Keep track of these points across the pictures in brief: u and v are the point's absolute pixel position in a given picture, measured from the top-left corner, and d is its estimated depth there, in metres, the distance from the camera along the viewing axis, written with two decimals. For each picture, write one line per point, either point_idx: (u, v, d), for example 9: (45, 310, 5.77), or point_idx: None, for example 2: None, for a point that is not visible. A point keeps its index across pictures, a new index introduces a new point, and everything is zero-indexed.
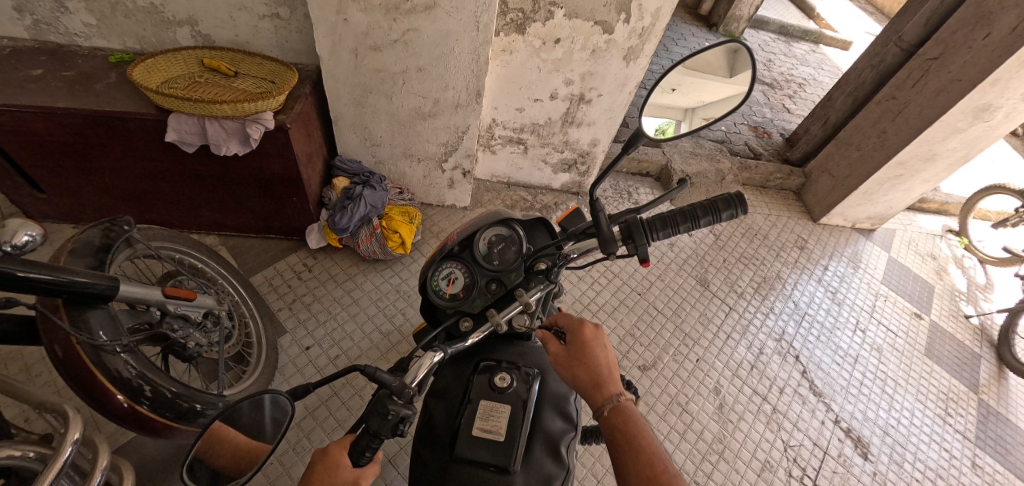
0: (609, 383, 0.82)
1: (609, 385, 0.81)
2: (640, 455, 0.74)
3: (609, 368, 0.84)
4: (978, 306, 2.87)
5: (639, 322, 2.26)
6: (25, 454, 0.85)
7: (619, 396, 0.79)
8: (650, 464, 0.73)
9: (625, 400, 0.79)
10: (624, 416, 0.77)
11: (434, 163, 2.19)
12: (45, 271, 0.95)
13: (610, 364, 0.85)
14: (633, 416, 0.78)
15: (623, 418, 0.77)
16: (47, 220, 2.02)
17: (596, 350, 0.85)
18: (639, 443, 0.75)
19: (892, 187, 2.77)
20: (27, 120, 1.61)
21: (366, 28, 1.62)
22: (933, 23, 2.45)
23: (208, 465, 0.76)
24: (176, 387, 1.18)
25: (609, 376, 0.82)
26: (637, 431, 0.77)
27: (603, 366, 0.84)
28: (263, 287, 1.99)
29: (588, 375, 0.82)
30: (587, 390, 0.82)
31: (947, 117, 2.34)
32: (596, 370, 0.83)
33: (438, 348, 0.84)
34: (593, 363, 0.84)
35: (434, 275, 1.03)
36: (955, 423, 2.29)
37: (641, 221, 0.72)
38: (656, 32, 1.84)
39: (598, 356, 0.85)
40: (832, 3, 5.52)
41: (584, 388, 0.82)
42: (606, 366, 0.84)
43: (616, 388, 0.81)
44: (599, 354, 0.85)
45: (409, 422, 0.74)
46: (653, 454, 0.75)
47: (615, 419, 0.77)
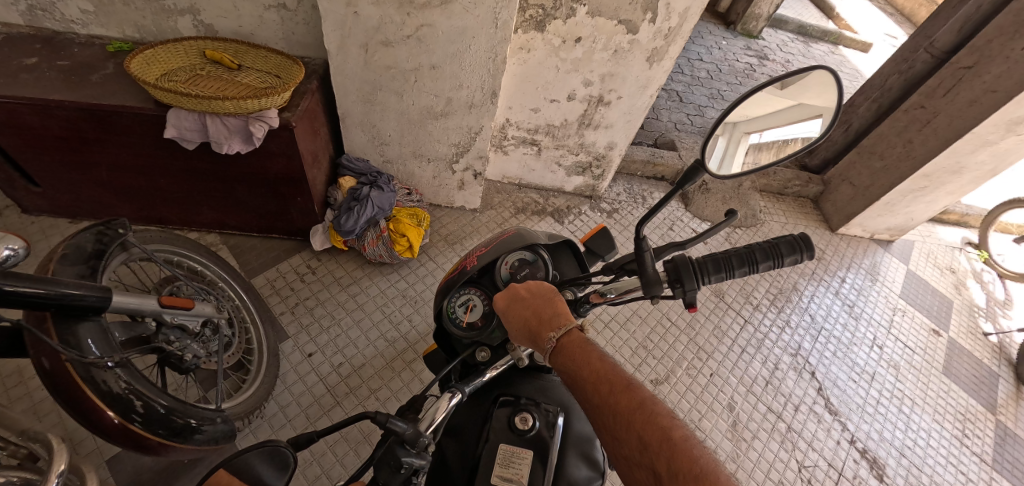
0: (542, 326, 0.80)
1: (544, 328, 0.79)
2: (588, 382, 0.73)
3: (541, 309, 0.82)
4: (997, 323, 2.79)
5: (652, 334, 2.20)
6: (7, 480, 0.77)
7: (552, 336, 0.77)
8: (601, 387, 0.72)
9: (562, 335, 0.77)
10: (565, 352, 0.76)
11: (445, 163, 2.11)
12: (34, 284, 0.87)
13: (540, 306, 0.82)
14: (577, 344, 0.77)
15: (566, 353, 0.76)
16: (42, 214, 1.95)
17: (522, 302, 0.84)
18: (587, 368, 0.74)
19: (916, 199, 2.67)
20: (19, 112, 1.52)
21: (377, 23, 1.53)
22: (967, 30, 2.35)
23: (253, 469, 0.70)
24: (167, 401, 1.08)
25: (541, 320, 0.81)
26: (583, 357, 0.75)
27: (535, 313, 0.82)
28: (265, 289, 1.92)
29: (523, 330, 0.82)
30: (531, 342, 0.81)
31: (980, 129, 2.23)
32: (527, 319, 0.82)
33: (456, 389, 0.80)
34: (523, 316, 0.83)
35: (452, 301, 1.00)
36: (973, 445, 2.22)
37: (691, 261, 0.68)
38: (682, 34, 1.75)
39: (524, 306, 0.83)
40: (852, 3, 5.35)
41: (527, 342, 0.82)
42: (537, 311, 0.82)
43: (551, 327, 0.79)
44: (527, 306, 0.84)
45: (423, 471, 0.68)
46: (604, 374, 0.73)
47: (559, 359, 0.77)
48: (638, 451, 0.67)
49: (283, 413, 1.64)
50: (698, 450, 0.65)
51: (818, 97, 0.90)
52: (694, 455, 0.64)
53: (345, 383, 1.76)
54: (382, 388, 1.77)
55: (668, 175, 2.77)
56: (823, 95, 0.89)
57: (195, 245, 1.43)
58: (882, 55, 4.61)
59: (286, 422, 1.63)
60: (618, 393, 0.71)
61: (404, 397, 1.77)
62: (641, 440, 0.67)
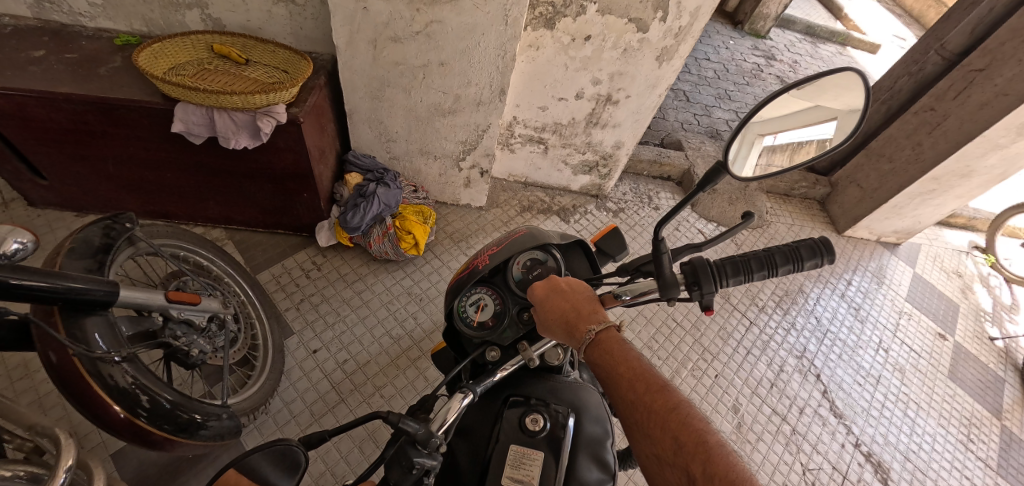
0: (580, 321, 0.78)
1: (582, 322, 0.77)
2: (624, 380, 0.72)
3: (580, 303, 0.80)
4: (1004, 329, 2.77)
5: (657, 335, 2.19)
6: (14, 475, 0.76)
7: (592, 330, 0.75)
8: (637, 386, 0.72)
9: (601, 331, 0.75)
10: (603, 348, 0.74)
11: (451, 161, 2.10)
12: (41, 278, 0.86)
13: (579, 300, 0.81)
14: (615, 341, 0.75)
15: (603, 349, 0.74)
16: (48, 207, 1.95)
17: (560, 294, 0.82)
18: (622, 366, 0.73)
19: (924, 202, 2.65)
20: (27, 105, 1.52)
21: (387, 18, 1.52)
22: (980, 31, 2.33)
23: (261, 462, 0.70)
24: (173, 396, 1.08)
25: (580, 313, 0.79)
26: (620, 355, 0.74)
27: (573, 306, 0.80)
28: (270, 284, 1.92)
29: (558, 321, 0.80)
30: (565, 336, 0.79)
31: (990, 132, 2.22)
32: (564, 312, 0.80)
33: (467, 389, 0.79)
34: (560, 307, 0.81)
35: (463, 301, 1.01)
36: (978, 450, 2.20)
37: (709, 264, 0.68)
38: (693, 33, 1.74)
39: (563, 298, 0.81)
40: (860, 4, 5.31)
41: (561, 336, 0.80)
42: (576, 304, 0.80)
43: (590, 321, 0.77)
44: (565, 299, 0.81)
45: (433, 472, 0.67)
46: (639, 373, 0.73)
47: (595, 354, 0.75)
48: (673, 451, 0.67)
49: (287, 410, 1.64)
50: (733, 456, 0.65)
51: (835, 100, 0.87)
52: (730, 461, 0.64)
53: (349, 379, 1.75)
54: (387, 385, 1.77)
55: (674, 175, 2.76)
56: (841, 98, 0.87)
57: (202, 240, 1.43)
58: (890, 57, 4.57)
59: (290, 418, 1.63)
60: (653, 392, 0.72)
61: (409, 395, 1.76)
62: (677, 441, 0.67)
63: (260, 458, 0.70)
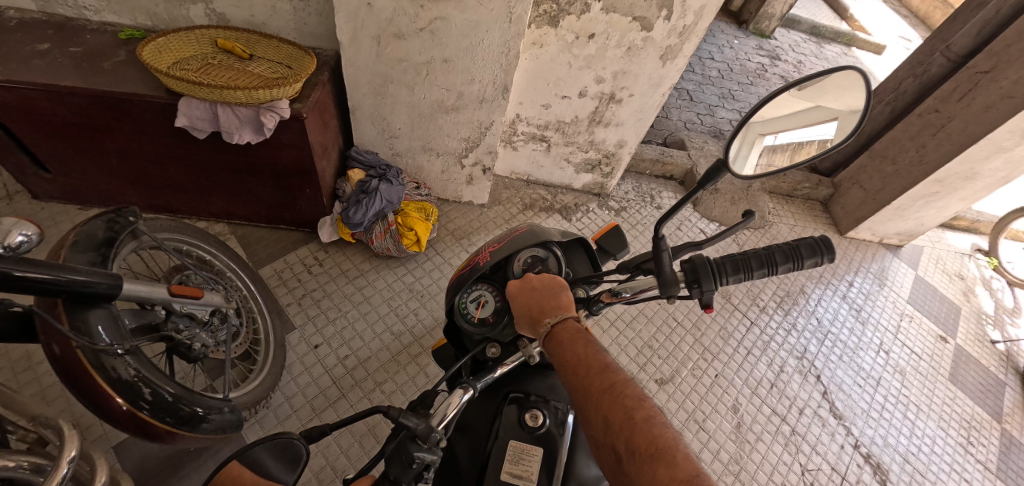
0: (543, 315, 0.82)
1: (543, 315, 0.82)
2: (569, 365, 0.74)
3: (546, 299, 0.84)
4: (1005, 331, 2.76)
5: (658, 334, 2.20)
6: (19, 465, 0.74)
7: (549, 323, 0.79)
8: (578, 370, 0.73)
9: (558, 323, 0.79)
10: (556, 338, 0.78)
11: (453, 158, 2.10)
12: (47, 271, 0.87)
13: (546, 297, 0.85)
14: (570, 332, 0.78)
15: (556, 339, 0.78)
16: (52, 201, 1.96)
17: (531, 290, 0.87)
18: (571, 353, 0.75)
19: (926, 204, 2.64)
20: (31, 98, 1.53)
21: (391, 15, 1.52)
22: (985, 34, 2.32)
23: (268, 462, 0.72)
24: (176, 389, 1.08)
25: (544, 307, 0.83)
26: (570, 344, 0.76)
27: (540, 300, 0.85)
28: (272, 280, 1.93)
29: (526, 316, 0.85)
30: (530, 330, 0.84)
31: (995, 135, 2.21)
32: (531, 308, 0.85)
33: (467, 385, 0.80)
34: (530, 301, 0.85)
35: (464, 297, 1.02)
36: (977, 452, 2.20)
37: (710, 262, 0.69)
38: (697, 32, 1.73)
39: (532, 294, 0.86)
40: (866, 4, 5.28)
41: (528, 329, 0.85)
42: (543, 299, 0.85)
43: (550, 315, 0.81)
44: (535, 294, 0.86)
45: (433, 467, 0.68)
46: (584, 359, 0.73)
47: (549, 344, 0.78)
48: (604, 430, 0.67)
49: (288, 404, 1.65)
50: (658, 431, 0.64)
51: (836, 100, 0.87)
52: (654, 436, 0.64)
53: (350, 375, 1.76)
54: (387, 381, 1.78)
55: (677, 174, 2.76)
56: (842, 98, 0.86)
57: (205, 234, 1.44)
58: (896, 58, 4.55)
59: (291, 413, 1.64)
60: (592, 374, 0.72)
61: (410, 391, 1.77)
62: (606, 420, 0.67)
63: (267, 458, 0.72)
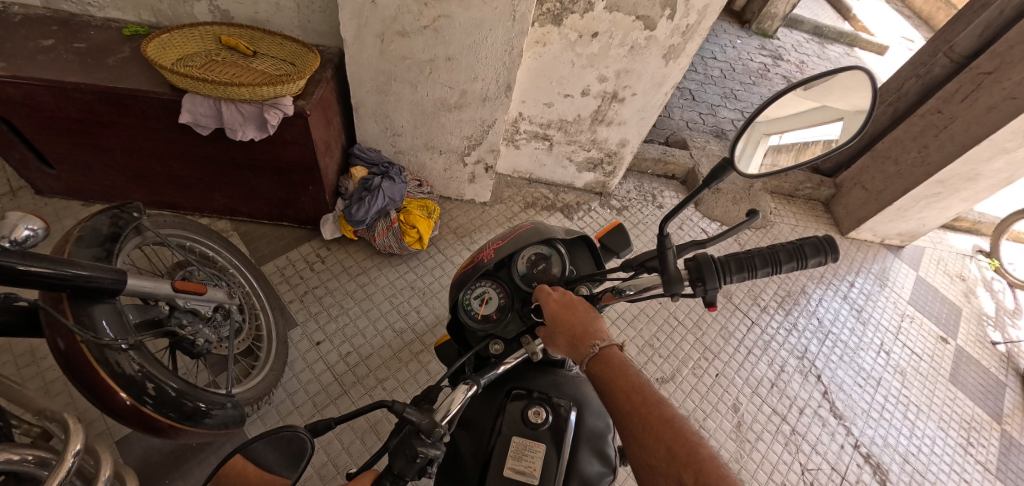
0: (586, 337, 0.79)
1: (586, 338, 0.79)
2: (622, 392, 0.71)
3: (588, 321, 0.82)
4: (1005, 333, 2.76)
5: (659, 333, 2.20)
6: (24, 458, 0.74)
7: (595, 346, 0.76)
8: (634, 398, 0.70)
9: (603, 348, 0.76)
10: (603, 363, 0.75)
11: (455, 156, 2.11)
12: (50, 265, 0.87)
13: (588, 319, 0.82)
14: (616, 359, 0.75)
15: (603, 365, 0.75)
16: (56, 196, 1.97)
17: (572, 310, 0.84)
18: (623, 382, 0.72)
19: (928, 205, 2.64)
20: (36, 94, 1.53)
21: (395, 13, 1.53)
22: (989, 35, 2.31)
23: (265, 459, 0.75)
24: (178, 384, 1.09)
25: (586, 329, 0.80)
26: (621, 370, 0.74)
27: (581, 321, 0.82)
28: (275, 276, 1.93)
29: (566, 336, 0.81)
30: (570, 350, 0.80)
31: (998, 136, 2.20)
32: (572, 328, 0.81)
33: (471, 382, 0.80)
34: (570, 321, 0.83)
35: (468, 294, 1.03)
36: (976, 453, 2.20)
37: (714, 261, 0.69)
38: (700, 31, 1.73)
39: (574, 314, 0.83)
40: (869, 4, 5.27)
41: (567, 350, 0.81)
42: (584, 320, 0.82)
43: (594, 337, 0.78)
44: (576, 313, 0.83)
45: (436, 462, 0.68)
46: (639, 389, 0.71)
47: (595, 368, 0.75)
48: (665, 462, 0.64)
49: (290, 400, 1.66)
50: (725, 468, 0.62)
51: (842, 99, 0.87)
52: (723, 473, 0.61)
53: (352, 372, 1.77)
54: (388, 378, 1.78)
55: (678, 174, 2.76)
56: (847, 98, 0.87)
57: (209, 231, 1.44)
58: (898, 59, 4.55)
59: (293, 409, 1.64)
60: (648, 404, 0.70)
61: (411, 388, 1.78)
62: (669, 452, 0.65)
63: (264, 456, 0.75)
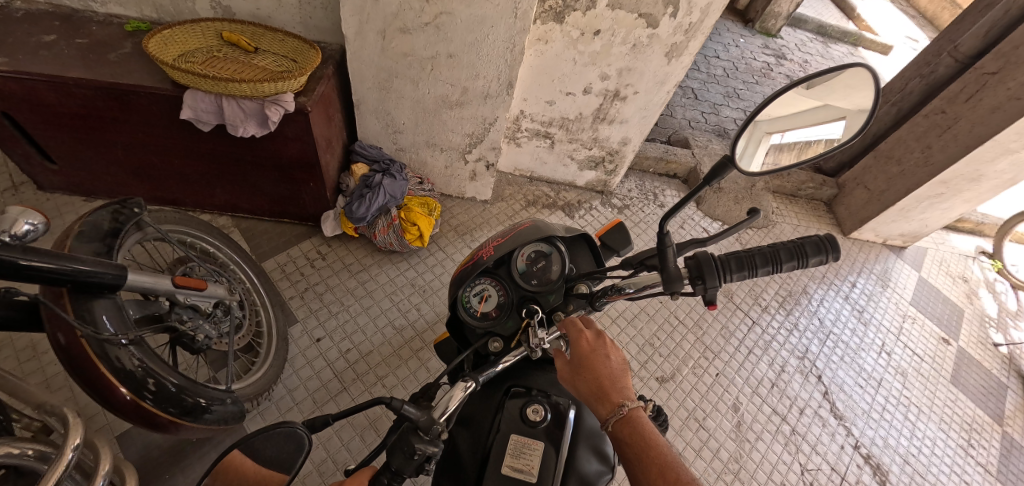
0: (612, 391, 0.76)
1: (612, 394, 0.75)
2: (651, 464, 0.69)
3: (616, 374, 0.78)
4: (1007, 335, 2.75)
5: (659, 332, 2.20)
6: (24, 453, 0.74)
7: (624, 405, 0.73)
8: (665, 473, 0.68)
9: (631, 408, 0.73)
10: (631, 427, 0.72)
11: (457, 153, 2.10)
12: (50, 260, 0.87)
13: (617, 371, 0.78)
14: (642, 423, 0.73)
15: (631, 429, 0.72)
16: (57, 192, 1.97)
17: (601, 356, 0.80)
18: (651, 451, 0.70)
19: (931, 205, 2.63)
20: (38, 89, 1.53)
21: (396, 9, 1.52)
22: (994, 34, 2.30)
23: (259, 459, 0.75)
24: (179, 380, 1.09)
25: (613, 383, 0.77)
26: (649, 440, 0.71)
27: (607, 373, 0.78)
28: (275, 273, 1.93)
29: (592, 384, 0.77)
30: (592, 400, 0.76)
31: (1002, 136, 2.19)
32: (599, 378, 0.77)
33: (469, 379, 0.80)
34: (596, 370, 0.78)
35: (467, 291, 1.03)
36: (977, 455, 2.20)
37: (714, 260, 0.69)
38: (703, 29, 1.73)
39: (605, 362, 0.79)
40: (874, 4, 5.24)
41: (588, 398, 0.77)
42: (611, 372, 0.78)
43: (621, 395, 0.75)
44: (602, 363, 0.79)
45: (434, 459, 0.68)
46: (668, 463, 0.70)
47: (623, 433, 0.72)
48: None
49: (290, 397, 1.66)
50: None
51: (846, 99, 0.86)
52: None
53: (352, 369, 1.77)
54: (388, 375, 1.78)
55: (680, 172, 2.75)
56: (851, 96, 0.86)
57: (209, 227, 1.44)
58: (902, 59, 4.53)
59: (293, 405, 1.65)
60: (679, 484, 0.67)
61: (411, 385, 1.78)
62: None
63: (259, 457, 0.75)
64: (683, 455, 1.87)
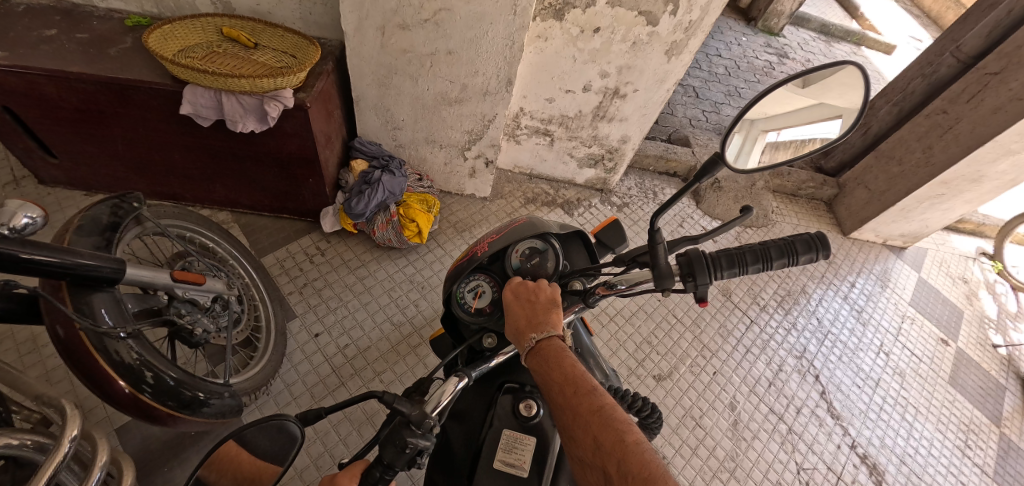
0: (530, 327, 0.83)
1: (529, 330, 0.82)
2: (556, 383, 0.75)
3: (533, 313, 0.85)
4: (1007, 336, 2.74)
5: (657, 330, 2.20)
6: (23, 443, 0.75)
7: (534, 339, 0.80)
8: (566, 389, 0.74)
9: (543, 339, 0.80)
10: (541, 355, 0.79)
11: (456, 150, 2.10)
12: (50, 253, 0.88)
13: (536, 310, 0.85)
14: (555, 349, 0.79)
15: (541, 357, 0.79)
16: (58, 186, 1.98)
17: (524, 302, 0.87)
18: (557, 371, 0.76)
19: (932, 205, 2.62)
20: (40, 84, 1.54)
21: (396, 6, 1.52)
22: (997, 34, 2.29)
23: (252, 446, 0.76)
24: (178, 374, 1.10)
25: (531, 322, 0.83)
26: (557, 363, 0.77)
27: (528, 315, 0.85)
28: (275, 268, 1.94)
29: (514, 325, 0.85)
30: (514, 339, 0.84)
31: (1003, 137, 2.18)
32: (520, 319, 0.85)
33: (463, 373, 0.80)
34: (517, 313, 0.86)
35: (462, 287, 1.02)
36: (974, 456, 2.20)
37: (705, 256, 0.70)
38: (703, 28, 1.72)
39: (524, 306, 0.86)
40: (878, 3, 5.21)
41: (512, 339, 0.85)
42: (530, 312, 0.85)
43: (536, 330, 0.81)
44: (524, 306, 0.87)
45: (426, 453, 0.68)
46: (572, 378, 0.75)
47: (535, 362, 0.79)
48: (592, 452, 0.68)
49: (289, 391, 1.67)
50: (647, 455, 0.66)
51: (841, 98, 0.86)
52: (645, 460, 0.65)
53: (350, 364, 1.78)
54: (386, 371, 1.79)
55: (680, 171, 2.74)
56: (846, 95, 0.85)
57: (209, 222, 1.45)
58: (906, 58, 4.50)
59: (292, 400, 1.66)
60: (580, 395, 0.73)
61: (409, 381, 1.78)
62: (596, 441, 0.69)
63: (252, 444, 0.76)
64: (679, 453, 1.88)
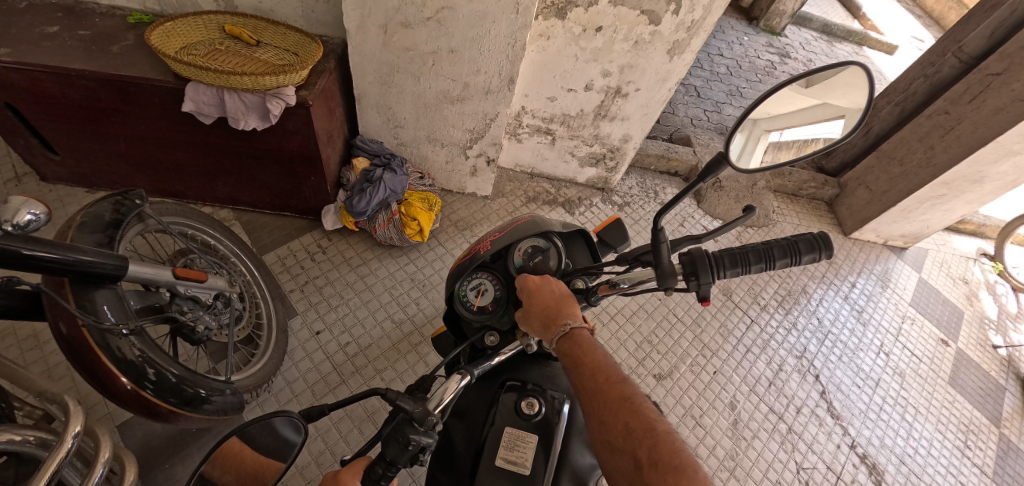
0: (559, 316, 0.84)
1: (558, 318, 0.83)
2: (587, 370, 0.77)
3: (560, 303, 0.86)
4: (1007, 337, 2.74)
5: (658, 329, 2.21)
6: (25, 440, 0.75)
7: (567, 325, 0.81)
8: (597, 375, 0.76)
9: (575, 327, 0.81)
10: (573, 342, 0.80)
11: (457, 148, 2.10)
12: (52, 249, 0.87)
13: (562, 302, 0.86)
14: (584, 339, 0.80)
15: (572, 344, 0.79)
16: (60, 183, 1.98)
17: (549, 292, 0.88)
18: (589, 359, 0.77)
19: (933, 206, 2.62)
20: (42, 81, 1.54)
21: (398, 4, 1.52)
22: (999, 34, 2.29)
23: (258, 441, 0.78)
24: (179, 371, 1.10)
25: (559, 311, 0.84)
26: (589, 351, 0.79)
27: (555, 305, 0.86)
28: (276, 266, 1.95)
29: (540, 313, 0.85)
30: (541, 329, 0.84)
31: (1004, 138, 2.18)
32: (547, 308, 0.85)
33: (465, 371, 0.80)
34: (545, 302, 0.87)
35: (464, 285, 1.04)
36: (973, 456, 2.20)
37: (708, 255, 0.70)
38: (705, 26, 1.72)
39: (550, 296, 0.87)
40: (879, 3, 5.20)
41: (537, 329, 0.85)
42: (557, 302, 0.86)
43: (566, 318, 0.83)
44: (549, 296, 0.88)
45: (429, 451, 0.68)
46: (602, 367, 0.77)
47: (565, 348, 0.80)
48: (622, 437, 0.69)
49: (290, 388, 1.67)
50: (677, 444, 0.68)
51: (843, 98, 0.86)
52: (675, 447, 0.66)
53: (351, 362, 1.78)
54: (387, 369, 1.79)
55: (681, 171, 2.74)
56: (848, 96, 0.85)
57: (210, 219, 1.45)
58: (908, 58, 4.50)
59: (293, 397, 1.66)
60: (609, 383, 0.75)
61: (410, 379, 1.79)
62: (627, 427, 0.70)
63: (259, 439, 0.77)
64: None
